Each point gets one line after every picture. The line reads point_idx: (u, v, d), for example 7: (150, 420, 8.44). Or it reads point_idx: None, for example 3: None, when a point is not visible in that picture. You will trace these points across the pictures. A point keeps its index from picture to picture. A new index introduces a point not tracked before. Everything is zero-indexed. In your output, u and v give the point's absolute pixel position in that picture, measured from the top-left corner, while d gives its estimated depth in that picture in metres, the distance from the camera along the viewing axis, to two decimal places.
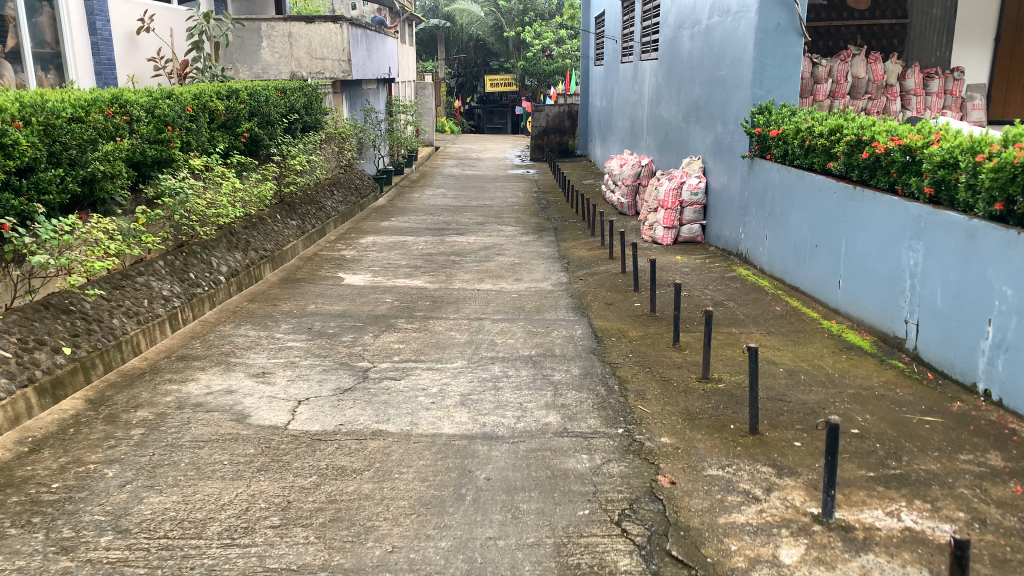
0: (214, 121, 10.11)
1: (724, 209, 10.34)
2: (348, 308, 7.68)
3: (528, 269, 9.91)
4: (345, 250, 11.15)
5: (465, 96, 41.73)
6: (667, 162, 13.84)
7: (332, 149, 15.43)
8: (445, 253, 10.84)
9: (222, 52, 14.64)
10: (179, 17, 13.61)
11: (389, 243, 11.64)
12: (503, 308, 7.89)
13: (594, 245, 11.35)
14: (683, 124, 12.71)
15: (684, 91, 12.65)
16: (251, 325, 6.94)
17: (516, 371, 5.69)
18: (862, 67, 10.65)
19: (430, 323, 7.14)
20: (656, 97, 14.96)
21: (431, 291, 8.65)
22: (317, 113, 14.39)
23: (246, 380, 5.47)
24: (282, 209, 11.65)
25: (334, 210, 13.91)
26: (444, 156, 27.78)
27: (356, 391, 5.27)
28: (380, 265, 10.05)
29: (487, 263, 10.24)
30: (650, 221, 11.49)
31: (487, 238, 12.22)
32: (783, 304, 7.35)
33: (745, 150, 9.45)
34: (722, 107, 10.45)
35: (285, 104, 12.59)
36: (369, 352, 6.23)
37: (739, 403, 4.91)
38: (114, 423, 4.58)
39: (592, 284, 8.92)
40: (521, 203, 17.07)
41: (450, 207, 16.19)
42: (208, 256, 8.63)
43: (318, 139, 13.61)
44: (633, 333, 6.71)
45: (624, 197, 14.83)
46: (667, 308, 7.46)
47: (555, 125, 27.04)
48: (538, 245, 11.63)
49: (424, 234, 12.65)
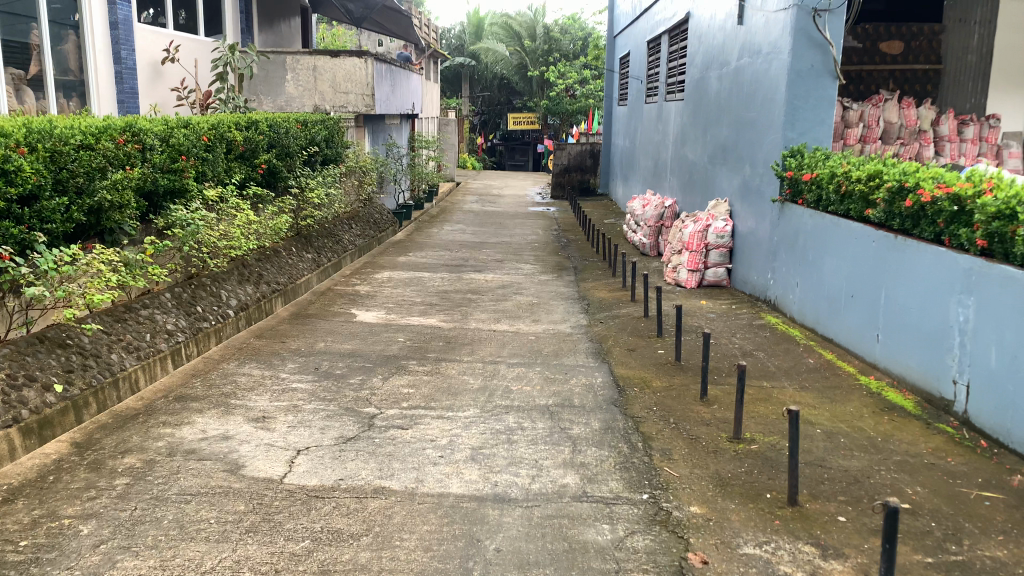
0: (232, 152, 9.97)
1: (752, 253, 9.98)
2: (358, 348, 7.37)
3: (547, 309, 9.56)
4: (360, 285, 10.88)
5: (488, 132, 41.87)
6: (692, 204, 13.54)
7: (352, 183, 15.30)
8: (462, 291, 10.53)
9: (246, 84, 14.66)
10: (205, 49, 13.60)
11: (404, 279, 11.37)
12: (520, 351, 7.54)
13: (615, 287, 11.00)
14: (709, 165, 12.43)
15: (711, 132, 12.41)
16: (256, 364, 6.64)
17: (531, 423, 5.33)
18: (895, 112, 10.33)
19: (442, 366, 6.81)
20: (682, 137, 14.71)
21: (445, 331, 8.32)
22: (337, 146, 14.27)
23: (245, 425, 5.15)
24: (298, 242, 11.44)
25: (351, 244, 13.70)
26: (465, 191, 27.67)
27: (360, 440, 4.92)
28: (394, 302, 9.76)
29: (505, 303, 9.92)
30: (674, 263, 11.15)
31: (505, 276, 11.91)
32: (817, 356, 6.95)
33: (774, 193, 9.13)
34: (751, 149, 10.16)
35: (306, 137, 12.46)
36: (377, 396, 5.90)
37: (774, 468, 4.51)
38: (98, 471, 4.26)
39: (613, 328, 8.56)
40: (541, 241, 16.79)
41: (468, 243, 15.94)
42: (217, 288, 8.40)
43: (338, 172, 13.45)
44: (657, 384, 6.33)
45: (646, 238, 14.52)
46: (692, 357, 7.08)
47: (577, 163, 26.90)
48: (558, 285, 11.30)
49: (441, 270, 12.38)
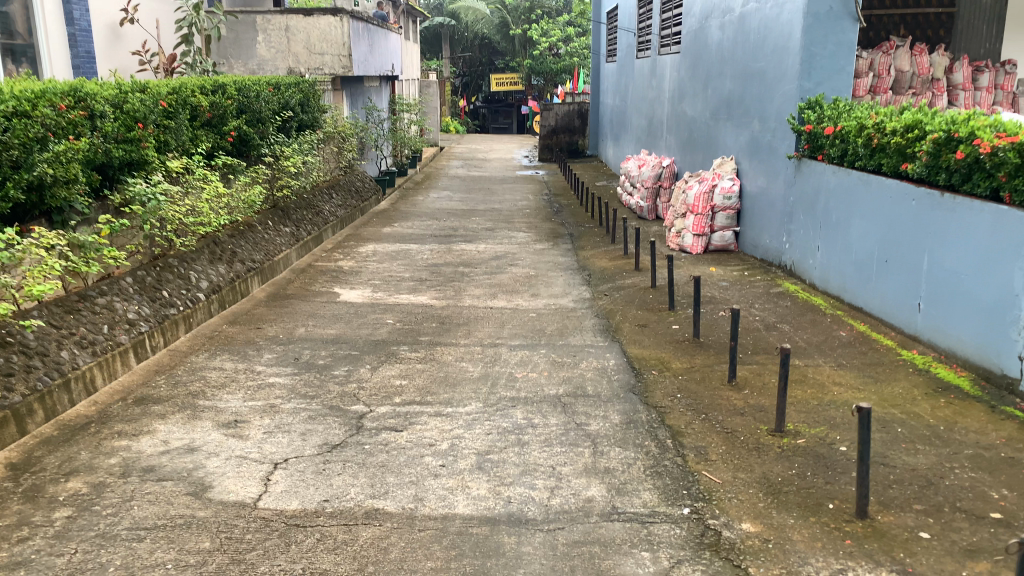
0: (197, 119, 9.14)
1: (763, 214, 9.32)
2: (343, 332, 6.67)
3: (546, 282, 8.90)
4: (342, 260, 10.13)
5: (470, 95, 40.79)
6: (693, 163, 12.82)
7: (330, 150, 14.45)
8: (452, 264, 9.83)
9: (214, 47, 13.65)
10: (168, 9, 12.59)
11: (391, 252, 10.64)
12: (521, 331, 6.87)
13: (616, 255, 10.33)
14: (711, 121, 11.70)
15: (713, 86, 11.63)
16: (229, 356, 5.93)
17: (544, 418, 4.67)
18: (906, 60, 9.58)
19: (437, 351, 6.13)
20: (678, 93, 13.93)
21: (438, 309, 7.63)
22: (314, 111, 13.41)
23: (214, 432, 4.47)
24: (274, 215, 10.65)
25: (332, 215, 12.93)
26: (449, 157, 26.76)
27: (347, 447, 4.26)
28: (380, 278, 9.04)
29: (500, 276, 9.22)
30: (677, 227, 10.48)
31: (498, 246, 11.20)
32: (848, 328, 6.33)
33: (789, 149, 8.44)
34: (760, 102, 9.43)
35: (278, 101, 11.58)
36: (365, 391, 5.22)
37: (831, 469, 3.88)
38: (36, 502, 3.59)
39: (620, 301, 7.90)
40: (532, 206, 16.05)
41: (456, 211, 15.18)
42: (186, 270, 7.64)
43: (315, 138, 12.59)
44: (678, 366, 5.69)
45: (644, 200, 13.86)
46: (712, 332, 6.44)
47: (564, 124, 26.04)
48: (555, 254, 10.61)
49: (429, 241, 11.64)
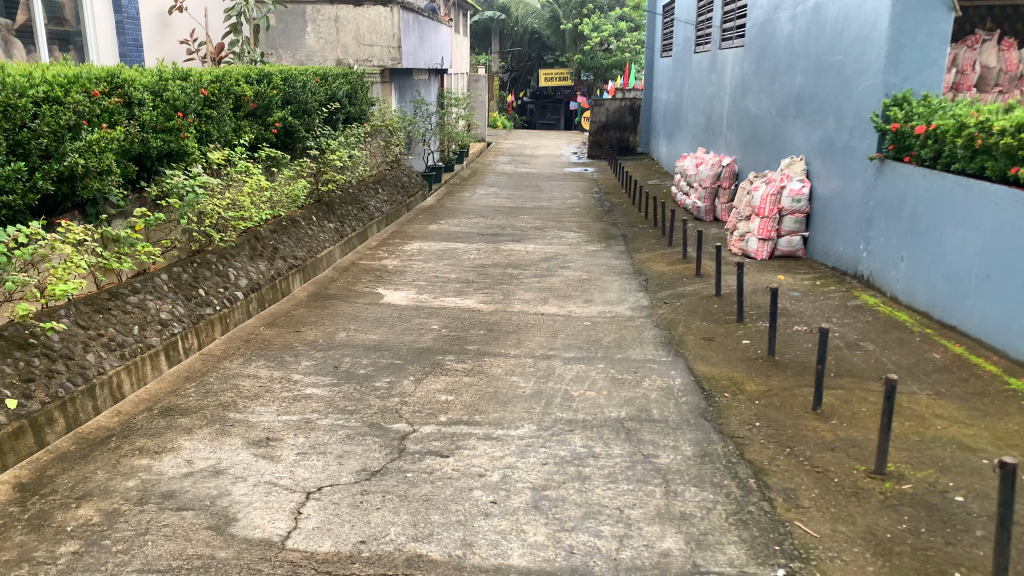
0: (241, 110, 8.83)
1: (836, 218, 8.68)
2: (385, 339, 6.25)
3: (600, 287, 8.38)
4: (386, 258, 9.74)
5: (518, 90, 40.33)
6: (756, 163, 12.15)
7: (377, 144, 14.13)
8: (501, 265, 9.36)
9: (264, 37, 13.45)
10: None
11: (437, 251, 10.22)
12: (577, 341, 6.38)
13: (674, 259, 9.75)
14: (779, 119, 11.04)
15: (782, 81, 10.98)
16: (265, 362, 5.56)
17: (606, 447, 4.17)
18: (992, 55, 9.02)
19: (486, 363, 5.67)
20: (742, 89, 13.27)
21: (486, 315, 7.18)
22: (361, 103, 13.07)
23: (243, 452, 4.08)
24: (318, 211, 10.32)
25: (378, 211, 12.59)
26: (496, 152, 26.33)
27: (387, 475, 3.81)
28: (426, 279, 8.61)
29: (552, 279, 8.73)
30: (740, 230, 9.89)
31: (548, 247, 10.72)
32: (942, 349, 5.68)
33: (870, 149, 7.78)
34: (836, 98, 8.78)
35: (325, 93, 11.25)
36: (408, 407, 4.78)
37: (948, 526, 3.30)
38: (41, 532, 3.22)
39: (682, 310, 7.35)
40: (583, 205, 15.51)
41: (505, 209, 14.73)
42: (225, 267, 7.30)
43: (362, 132, 12.24)
44: (752, 389, 5.14)
45: (701, 201, 13.28)
46: (788, 351, 5.85)
47: (615, 120, 25.38)
48: (608, 257, 10.07)
49: (477, 240, 11.21)
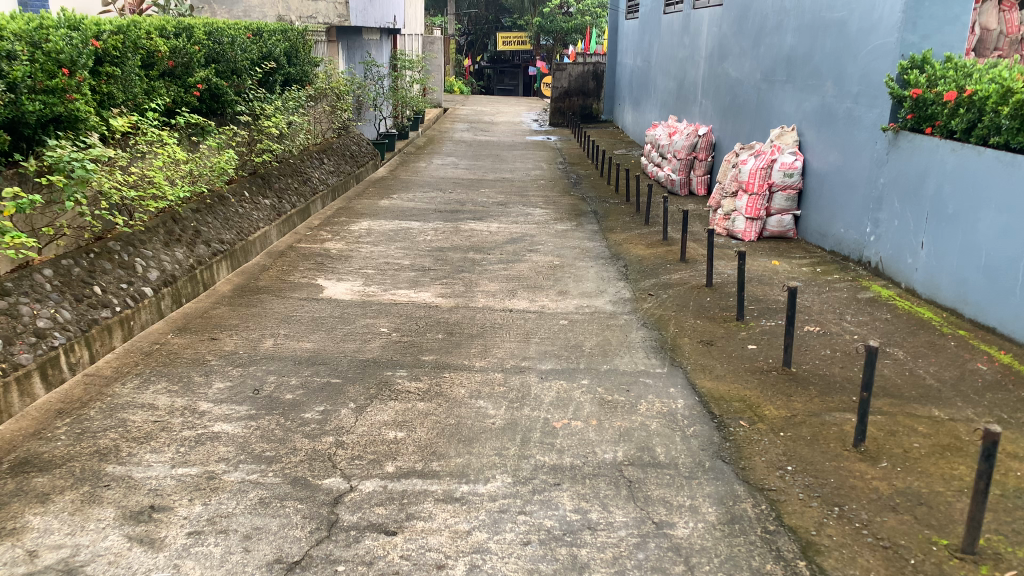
0: (153, 68, 7.50)
1: (836, 196, 7.81)
2: (322, 347, 5.15)
3: (574, 276, 7.39)
4: (329, 240, 8.57)
5: (475, 54, 38.86)
6: (737, 133, 11.21)
7: (321, 109, 12.87)
8: (461, 250, 8.30)
9: None
10: None
11: (388, 231, 9.09)
12: (553, 346, 5.37)
13: (653, 241, 8.80)
14: (765, 85, 10.10)
15: (768, 43, 10.02)
16: (167, 384, 4.42)
17: (604, 511, 3.20)
18: (994, 16, 7.77)
19: (445, 381, 4.63)
20: (719, 51, 12.30)
21: (445, 313, 6.13)
22: (304, 63, 11.77)
23: (113, 533, 2.99)
24: (247, 186, 9.06)
25: (322, 183, 11.40)
26: (454, 119, 25.01)
27: (309, 571, 2.81)
28: (375, 267, 7.51)
29: (520, 268, 7.71)
30: (726, 208, 9.00)
31: (513, 226, 9.68)
32: (986, 358, 4.83)
33: (882, 118, 6.86)
34: (837, 60, 7.84)
35: (259, 50, 9.90)
36: (346, 451, 3.71)
37: None
38: None
39: (671, 305, 6.40)
40: (547, 177, 14.46)
41: (464, 181, 13.59)
42: (131, 256, 6.08)
43: (303, 95, 10.94)
44: (773, 416, 4.21)
45: (676, 173, 12.41)
46: (806, 360, 4.94)
47: (578, 86, 24.22)
48: (580, 239, 9.09)
49: (432, 218, 10.10)
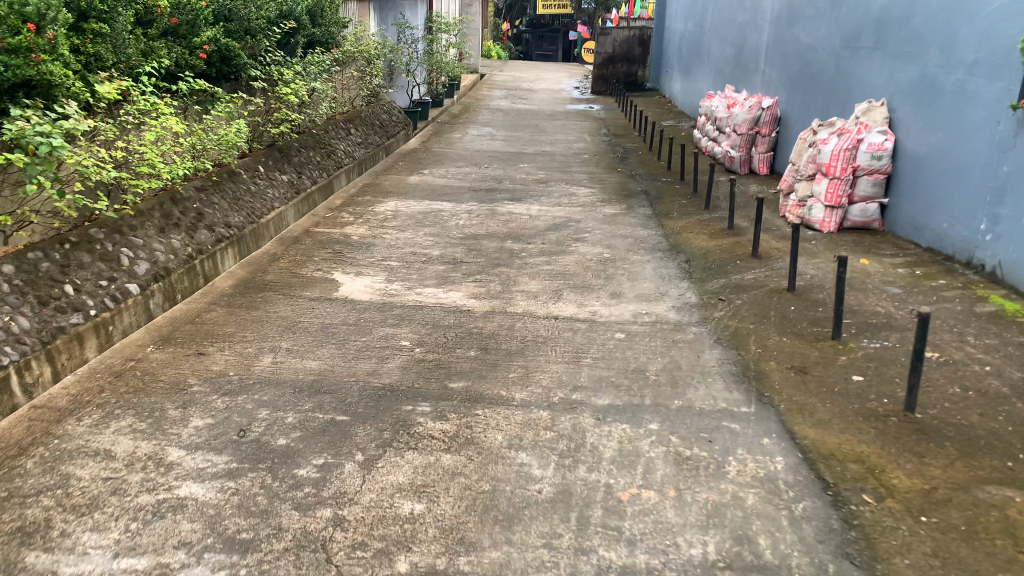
0: (152, 25, 6.67)
1: (936, 184, 6.70)
2: (329, 367, 4.26)
3: (629, 274, 6.40)
4: (351, 222, 7.67)
5: (514, 19, 37.59)
6: (808, 107, 10.03)
7: (350, 75, 11.94)
8: (498, 238, 7.34)
9: None
10: None
11: (417, 214, 8.17)
12: (610, 370, 4.42)
13: (717, 231, 7.75)
14: (844, 52, 8.92)
15: (850, 3, 8.82)
16: (134, 420, 3.56)
17: None
18: None
19: (478, 421, 3.70)
20: (788, 15, 11.05)
21: (478, 321, 5.21)
22: (329, 24, 10.84)
23: None
24: (262, 159, 8.20)
25: (347, 156, 10.54)
26: (491, 85, 23.88)
27: None
28: (400, 258, 6.61)
29: (566, 262, 6.74)
30: (801, 194, 7.96)
31: (556, 209, 8.69)
32: None
33: (1010, 91, 5.76)
34: (943, 21, 6.70)
35: (278, 8, 8.94)
36: (346, 535, 2.80)
37: None
38: None
39: (747, 316, 5.40)
40: (591, 150, 13.37)
41: (501, 154, 12.57)
42: (116, 247, 5.20)
43: (327, 60, 10.00)
44: (907, 489, 3.21)
45: (735, 150, 11.29)
46: (933, 402, 3.91)
47: (624, 52, 22.90)
48: (633, 226, 8.08)
49: (466, 198, 9.15)
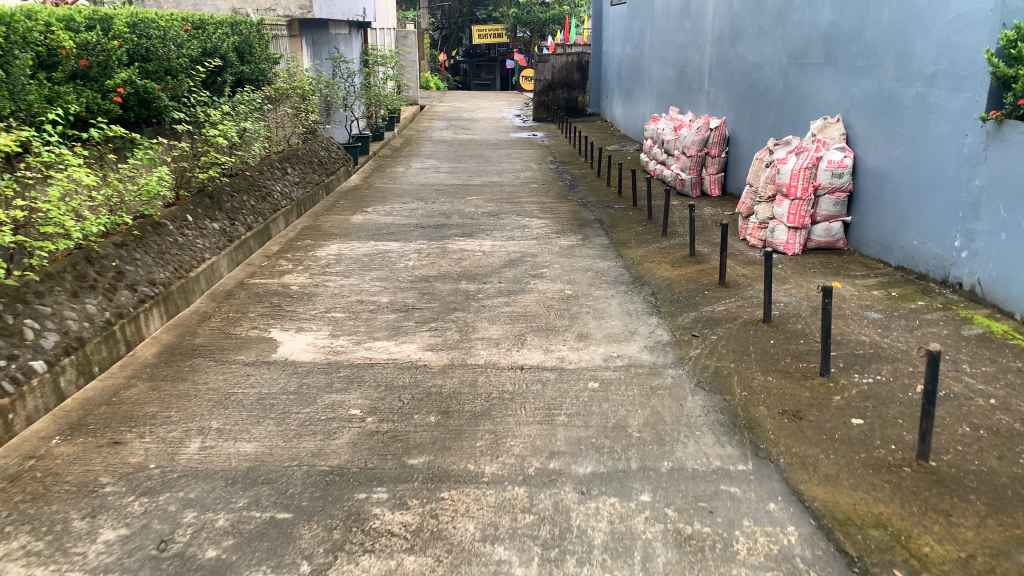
0: (57, 68, 6.07)
1: (901, 201, 6.50)
2: (268, 451, 3.73)
3: (594, 312, 5.98)
4: (291, 270, 7.10)
5: (451, 50, 37.52)
6: (758, 126, 9.88)
7: (285, 112, 11.40)
8: (451, 280, 6.86)
9: None
10: None
11: (362, 257, 7.64)
12: (588, 429, 3.96)
13: (679, 259, 7.41)
14: (793, 69, 8.78)
15: (795, 20, 8.70)
16: (30, 538, 3.05)
17: None
18: None
19: (444, 508, 3.23)
20: (731, 35, 10.96)
21: (436, 378, 4.70)
22: (259, 62, 10.32)
23: None
24: (190, 208, 7.59)
25: (284, 198, 9.97)
26: (432, 117, 23.50)
27: None
28: (346, 308, 6.07)
29: (526, 302, 6.29)
30: (762, 216, 7.69)
31: (510, 243, 8.26)
32: None
33: (974, 103, 5.60)
34: (896, 34, 6.54)
35: (201, 45, 8.38)
36: None
37: None
38: None
39: (726, 354, 5.02)
40: (540, 179, 13.04)
41: (448, 187, 12.13)
42: (17, 319, 4.55)
43: (259, 98, 9.45)
44: (942, 559, 2.81)
45: (686, 172, 11.09)
46: (946, 445, 3.56)
47: (563, 78, 22.72)
48: (592, 258, 7.69)
49: (414, 236, 8.66)
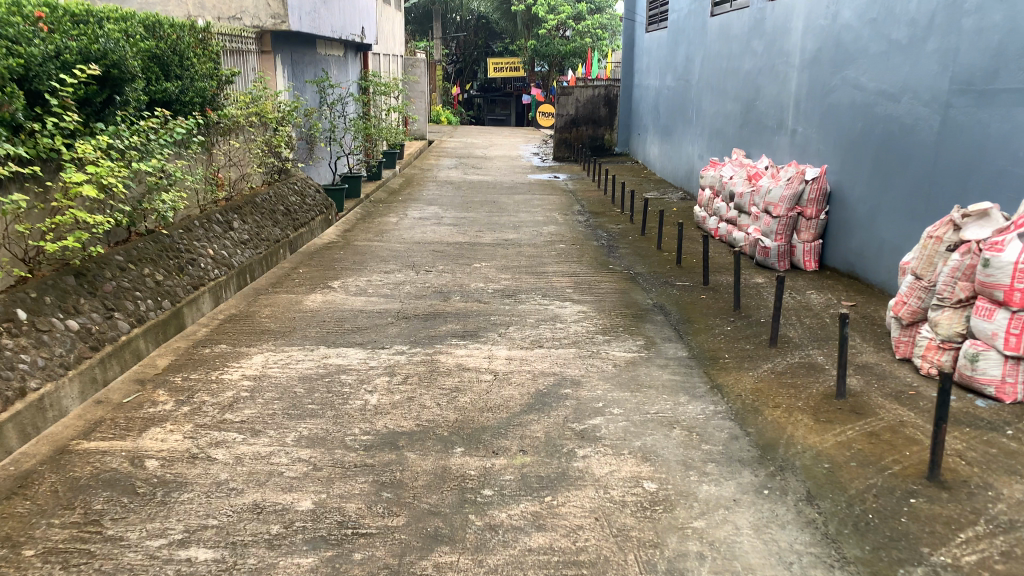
0: None
1: None
2: None
3: (713, 559, 3.01)
4: (165, 417, 4.16)
5: (463, 82, 35.16)
6: (890, 180, 7.00)
7: (239, 146, 8.61)
8: (430, 449, 3.87)
9: None
10: None
11: (293, 383, 4.68)
12: None
13: (824, 407, 4.46)
14: (961, 99, 5.95)
15: (965, 28, 5.91)
16: None
17: None
18: None
19: None
20: (835, 55, 8.15)
21: None
22: (197, 77, 7.56)
23: None
24: (30, 296, 4.66)
25: (218, 265, 7.10)
26: (440, 153, 20.83)
27: None
28: (223, 530, 3.11)
29: (574, 514, 3.31)
30: (948, 330, 4.79)
31: (536, 356, 5.30)
32: None
33: None
34: None
35: (78, 45, 5.59)
36: None
37: None
38: None
39: None
40: (570, 236, 10.15)
41: (449, 247, 9.23)
42: None
43: (180, 126, 6.61)
44: None
45: (770, 239, 8.20)
46: None
47: (588, 114, 20.02)
48: (672, 392, 4.72)
49: (388, 334, 5.73)
